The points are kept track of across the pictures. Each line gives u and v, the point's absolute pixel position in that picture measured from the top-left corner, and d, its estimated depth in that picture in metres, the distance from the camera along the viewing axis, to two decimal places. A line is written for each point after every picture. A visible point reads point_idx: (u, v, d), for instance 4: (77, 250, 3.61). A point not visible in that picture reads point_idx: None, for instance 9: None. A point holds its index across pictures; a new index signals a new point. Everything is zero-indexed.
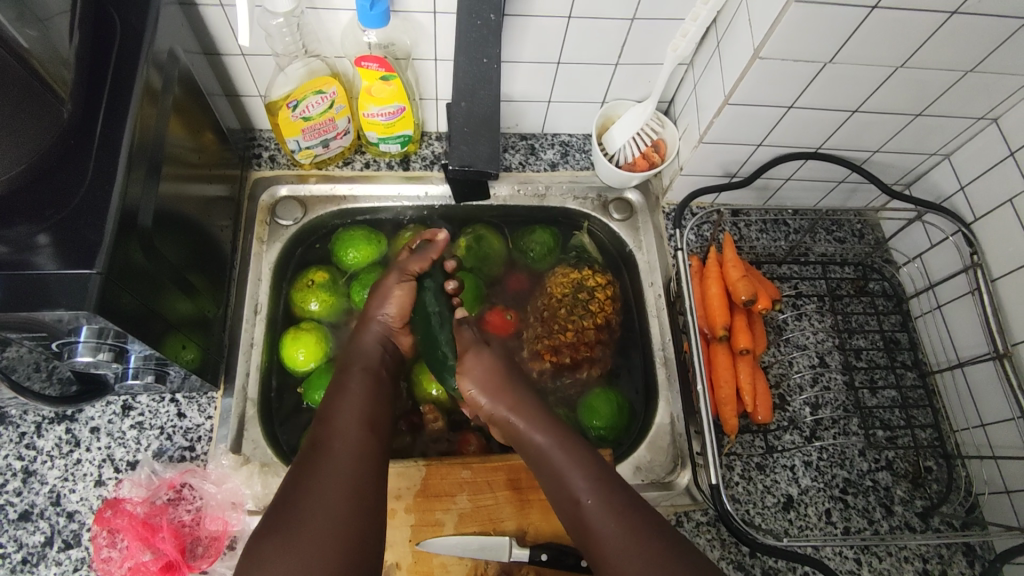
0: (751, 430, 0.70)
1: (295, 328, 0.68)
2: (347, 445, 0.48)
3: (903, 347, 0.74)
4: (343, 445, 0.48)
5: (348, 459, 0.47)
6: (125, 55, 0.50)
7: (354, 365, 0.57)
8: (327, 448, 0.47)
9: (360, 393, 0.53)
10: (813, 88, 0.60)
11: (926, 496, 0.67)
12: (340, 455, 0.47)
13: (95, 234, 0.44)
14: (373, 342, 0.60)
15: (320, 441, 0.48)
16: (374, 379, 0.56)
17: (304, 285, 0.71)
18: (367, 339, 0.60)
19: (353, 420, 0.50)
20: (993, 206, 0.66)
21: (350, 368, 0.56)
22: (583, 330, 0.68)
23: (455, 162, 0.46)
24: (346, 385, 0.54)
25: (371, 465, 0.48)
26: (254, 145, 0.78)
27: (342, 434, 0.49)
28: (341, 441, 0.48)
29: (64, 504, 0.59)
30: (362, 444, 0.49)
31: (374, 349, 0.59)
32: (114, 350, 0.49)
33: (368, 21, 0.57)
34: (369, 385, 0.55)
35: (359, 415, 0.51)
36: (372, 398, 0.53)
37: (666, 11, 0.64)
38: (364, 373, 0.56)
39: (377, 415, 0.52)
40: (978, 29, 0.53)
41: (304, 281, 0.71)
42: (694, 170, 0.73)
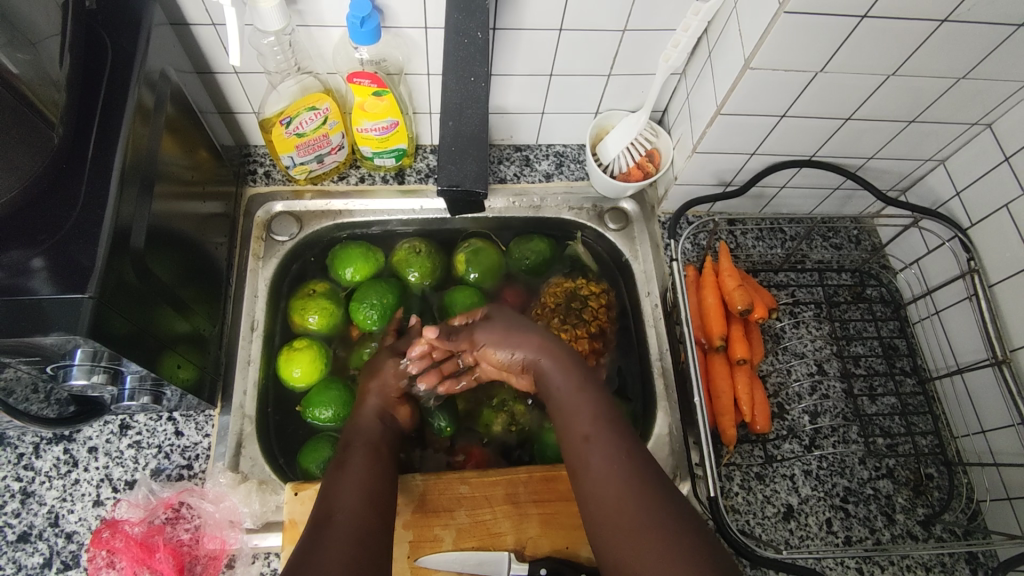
0: (750, 440, 0.69)
1: (289, 347, 0.68)
2: (352, 525, 0.46)
3: (902, 354, 0.74)
4: (347, 526, 0.46)
5: (354, 541, 0.45)
6: (117, 77, 0.50)
7: (355, 443, 0.55)
8: (333, 529, 0.46)
9: (363, 470, 0.52)
10: (806, 97, 0.60)
11: (928, 504, 0.67)
12: (347, 538, 0.45)
13: (88, 258, 0.44)
14: (375, 418, 0.59)
15: (324, 522, 0.46)
16: (377, 456, 0.54)
17: (305, 296, 0.71)
18: (368, 414, 0.59)
19: (356, 500, 0.49)
20: (989, 211, 0.66)
21: (350, 445, 0.55)
22: (577, 339, 0.69)
23: (443, 181, 0.46)
24: (347, 462, 0.53)
25: (375, 546, 0.46)
26: (249, 162, 0.78)
27: (346, 513, 0.47)
28: (347, 523, 0.46)
29: (63, 525, 0.59)
30: (366, 526, 0.47)
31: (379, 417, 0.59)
32: (109, 372, 0.49)
33: (358, 39, 0.57)
34: (372, 462, 0.53)
35: (361, 494, 0.49)
36: (376, 475, 0.52)
37: (656, 22, 0.64)
38: (365, 450, 0.54)
39: (380, 493, 0.51)
40: (969, 36, 0.53)
41: (304, 292, 0.71)
42: (688, 179, 0.73)
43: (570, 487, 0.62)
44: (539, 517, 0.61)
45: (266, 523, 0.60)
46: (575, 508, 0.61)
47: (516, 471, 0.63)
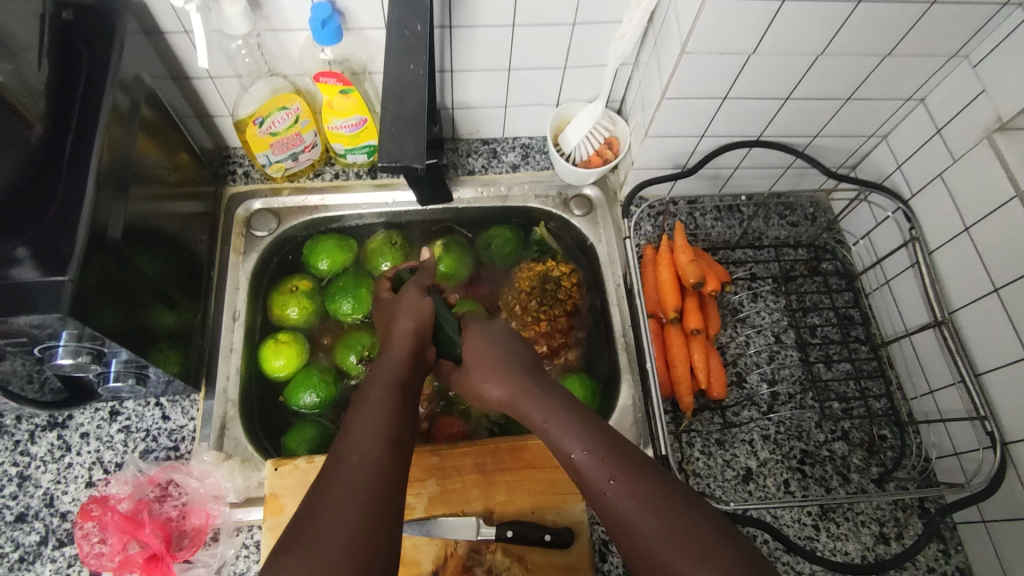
0: (709, 408, 0.73)
1: (274, 337, 0.71)
2: (368, 465, 0.42)
3: (856, 323, 0.77)
4: (363, 467, 0.42)
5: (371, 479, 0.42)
6: (92, 82, 0.54)
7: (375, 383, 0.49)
8: (344, 467, 0.42)
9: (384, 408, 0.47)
10: (743, 79, 0.64)
11: (881, 462, 0.70)
12: (361, 480, 0.41)
13: (67, 245, 0.48)
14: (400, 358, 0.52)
15: (338, 459, 0.43)
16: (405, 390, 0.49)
17: (286, 291, 0.74)
18: (392, 352, 0.53)
19: (375, 439, 0.44)
20: (926, 181, 0.69)
21: (372, 383, 0.50)
22: (555, 318, 0.74)
23: (382, 158, 0.48)
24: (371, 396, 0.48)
25: (395, 485, 0.43)
26: (229, 163, 0.82)
27: (363, 447, 0.44)
28: (358, 461, 0.43)
29: (58, 505, 0.63)
30: (384, 468, 0.43)
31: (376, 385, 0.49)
32: (93, 353, 0.53)
33: (321, 40, 0.61)
34: (396, 399, 0.48)
35: (382, 432, 0.45)
36: (396, 409, 0.47)
37: (605, 15, 0.68)
38: (391, 389, 0.49)
39: (404, 430, 0.46)
40: (886, 15, 0.57)
41: (286, 287, 0.74)
42: (645, 164, 0.77)
43: (536, 454, 0.66)
44: (506, 484, 0.64)
45: (249, 496, 0.64)
46: (540, 474, 0.65)
47: (484, 442, 0.66)
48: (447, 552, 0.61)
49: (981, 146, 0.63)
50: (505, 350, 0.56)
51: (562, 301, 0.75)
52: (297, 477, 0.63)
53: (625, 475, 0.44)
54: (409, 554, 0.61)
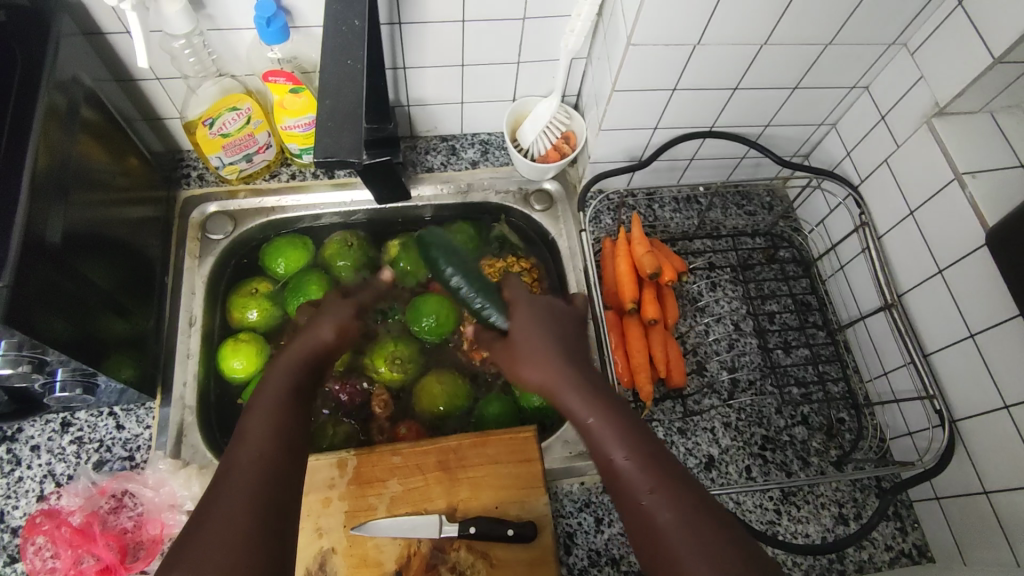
0: (671, 397, 0.73)
1: (234, 338, 0.71)
2: (255, 467, 0.45)
3: (813, 309, 0.78)
4: (248, 468, 0.44)
5: (259, 480, 0.44)
6: (27, 83, 0.53)
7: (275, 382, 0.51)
8: (233, 480, 0.44)
9: (276, 412, 0.49)
10: (691, 70, 0.65)
11: (839, 445, 0.71)
12: (247, 481, 0.44)
13: (1, 250, 0.47)
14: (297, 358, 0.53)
15: (228, 466, 0.45)
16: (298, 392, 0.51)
17: (246, 292, 0.74)
18: (290, 354, 0.53)
19: (264, 444, 0.46)
20: (873, 167, 0.71)
21: (270, 383, 0.51)
22: None
23: (317, 153, 0.48)
24: (259, 404, 0.49)
25: (282, 483, 0.45)
26: (182, 166, 0.81)
27: (256, 449, 0.46)
28: (250, 463, 0.45)
29: (7, 521, 0.61)
30: (270, 465, 0.45)
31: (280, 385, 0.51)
32: (34, 362, 0.52)
33: (267, 38, 0.60)
34: (289, 405, 0.50)
35: (269, 436, 0.47)
36: (290, 414, 0.49)
37: (553, 9, 0.68)
38: (284, 389, 0.51)
39: (295, 431, 0.48)
40: (826, 3, 0.58)
41: (247, 289, 0.74)
42: (601, 157, 0.77)
43: (499, 450, 0.66)
44: (469, 480, 0.64)
45: None
46: (503, 469, 0.65)
47: (446, 440, 0.66)
48: (410, 551, 0.61)
49: (922, 130, 0.64)
50: (556, 329, 0.53)
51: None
52: None
53: (635, 450, 0.45)
54: (371, 555, 0.60)
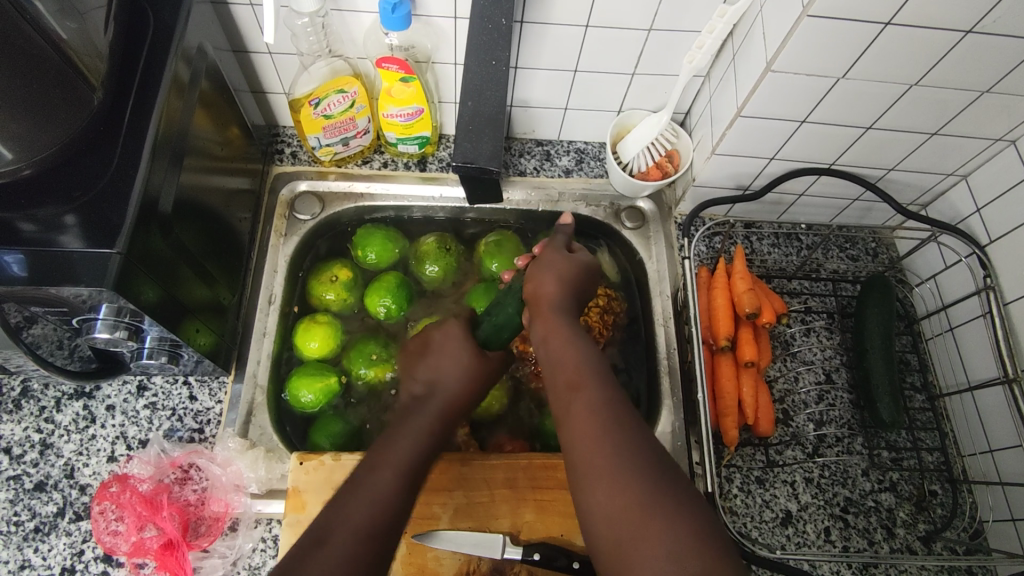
0: (752, 444, 0.70)
1: (310, 318, 0.70)
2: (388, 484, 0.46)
3: (913, 369, 0.73)
4: (382, 491, 0.45)
5: (388, 500, 0.45)
6: (156, 47, 0.53)
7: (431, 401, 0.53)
8: (363, 489, 0.45)
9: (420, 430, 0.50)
10: (826, 104, 0.60)
11: (929, 520, 0.66)
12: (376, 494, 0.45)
13: (117, 217, 0.47)
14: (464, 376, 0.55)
15: (370, 467, 0.47)
16: (435, 421, 0.52)
17: (326, 278, 0.72)
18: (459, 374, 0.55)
19: (401, 467, 0.47)
20: (1008, 229, 0.66)
21: (428, 400, 0.53)
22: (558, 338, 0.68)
23: (458, 158, 0.53)
24: (407, 425, 0.50)
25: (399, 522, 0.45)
26: (277, 141, 0.80)
27: (391, 472, 0.46)
28: (386, 476, 0.46)
29: (77, 478, 0.62)
30: (402, 489, 0.46)
31: (456, 394, 0.54)
32: (130, 329, 0.51)
33: (389, 24, 0.58)
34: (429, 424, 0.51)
35: (409, 460, 0.48)
36: (425, 446, 0.50)
37: (683, 22, 0.65)
38: (437, 411, 0.52)
39: (426, 460, 0.49)
40: (993, 50, 0.53)
41: (326, 275, 0.72)
42: (705, 181, 0.74)
43: (570, 475, 0.63)
44: (536, 503, 0.62)
45: (270, 489, 0.62)
46: (573, 497, 0.62)
47: (515, 457, 0.64)
48: (469, 569, 0.59)
49: None
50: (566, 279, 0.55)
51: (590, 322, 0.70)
52: (322, 473, 0.60)
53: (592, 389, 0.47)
54: (430, 567, 0.58)
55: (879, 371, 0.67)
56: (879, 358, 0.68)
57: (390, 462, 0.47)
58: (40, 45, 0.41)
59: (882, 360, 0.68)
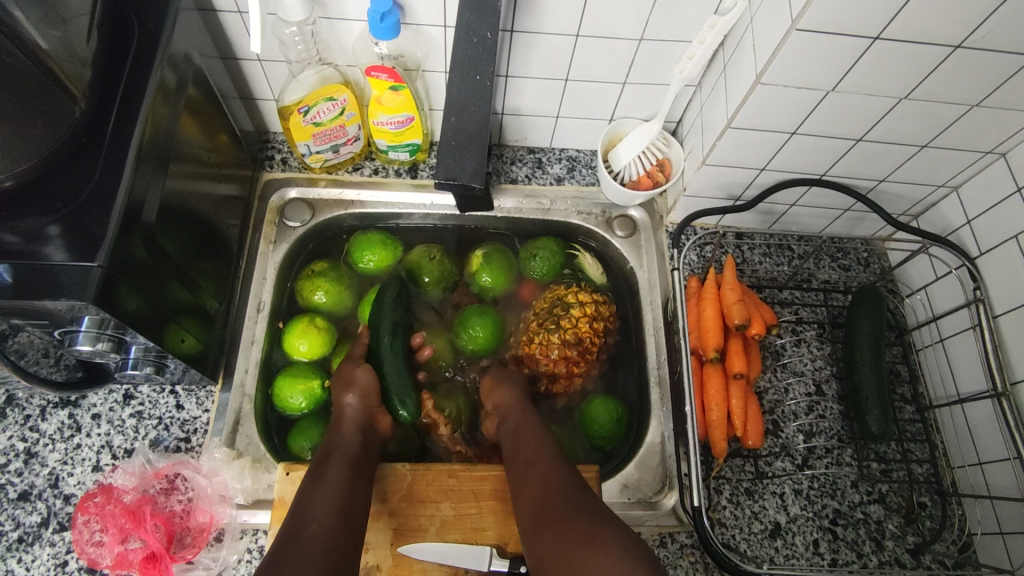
0: (742, 455, 0.69)
1: (303, 319, 0.69)
2: (324, 537, 0.46)
3: (903, 381, 0.73)
4: (319, 536, 0.46)
5: (326, 545, 0.46)
6: (141, 56, 0.53)
7: (335, 455, 0.55)
8: (300, 540, 0.45)
9: (338, 483, 0.52)
10: (816, 116, 0.60)
11: (918, 532, 0.66)
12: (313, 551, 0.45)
13: (99, 229, 0.47)
14: (352, 435, 0.58)
15: (298, 531, 0.46)
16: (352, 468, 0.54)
17: (308, 275, 0.72)
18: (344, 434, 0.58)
19: (331, 512, 0.48)
20: (998, 241, 0.65)
21: (329, 458, 0.55)
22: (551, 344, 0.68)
23: (440, 175, 0.54)
24: (327, 477, 0.52)
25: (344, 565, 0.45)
26: (267, 148, 0.80)
27: (317, 521, 0.47)
28: (317, 526, 0.47)
29: (62, 487, 0.61)
30: (339, 541, 0.47)
31: (351, 443, 0.57)
32: (114, 341, 0.51)
33: (378, 34, 0.58)
34: (349, 477, 0.53)
35: (337, 505, 0.49)
36: (348, 492, 0.51)
37: (673, 32, 0.65)
38: (343, 465, 0.54)
39: (354, 504, 0.51)
40: (981, 65, 0.53)
41: (310, 274, 0.72)
42: (697, 191, 0.74)
43: None
44: None
45: (256, 499, 0.62)
46: None
47: (504, 468, 0.64)
48: None
49: None
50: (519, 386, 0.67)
51: (579, 332, 0.69)
52: None
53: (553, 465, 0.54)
54: None
55: (860, 373, 0.68)
56: (868, 360, 0.68)
57: (317, 513, 0.48)
58: (19, 57, 0.40)
59: (870, 363, 0.68)
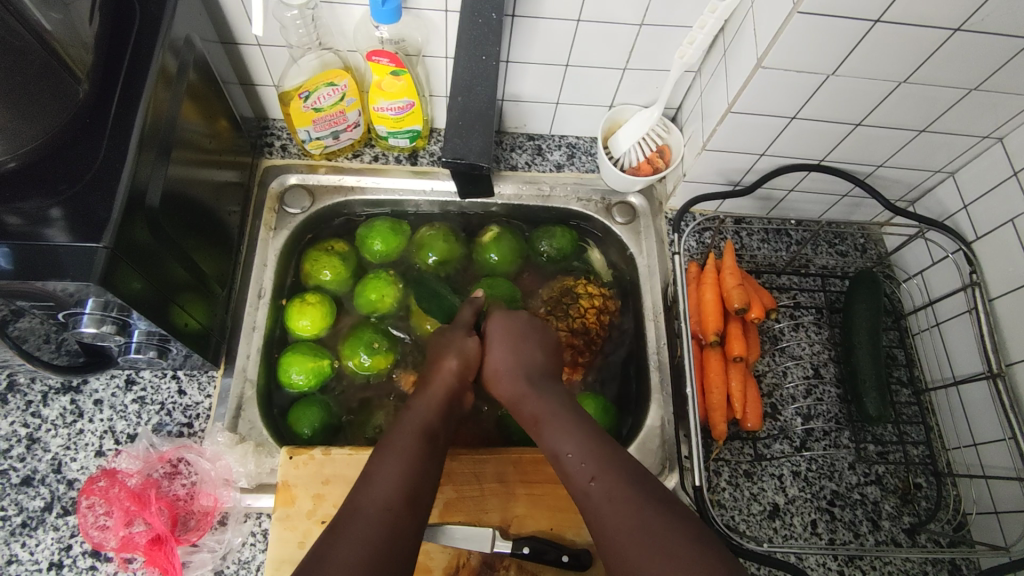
0: (741, 438, 0.70)
1: (300, 298, 0.69)
2: (387, 517, 0.44)
3: (899, 364, 0.74)
4: (378, 516, 0.44)
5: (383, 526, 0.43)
6: (142, 39, 0.53)
7: (405, 425, 0.52)
8: (358, 518, 0.43)
9: (410, 454, 0.48)
10: (816, 100, 0.61)
11: (914, 512, 0.67)
12: (372, 531, 0.43)
13: (103, 211, 0.47)
14: (432, 404, 0.54)
15: (359, 506, 0.44)
16: (426, 441, 0.51)
17: (321, 251, 0.72)
18: (425, 400, 0.54)
19: (395, 489, 0.46)
20: (994, 225, 0.66)
21: (400, 428, 0.51)
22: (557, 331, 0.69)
23: (448, 153, 0.53)
24: (395, 445, 0.49)
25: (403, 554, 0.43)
26: (266, 134, 0.80)
27: (382, 499, 0.45)
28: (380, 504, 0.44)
29: (65, 472, 0.62)
30: (401, 522, 0.44)
31: (431, 408, 0.54)
32: (117, 324, 0.51)
33: (380, 17, 0.58)
34: (420, 449, 0.49)
35: (401, 484, 0.46)
36: (414, 466, 0.48)
37: (674, 18, 0.65)
38: (417, 437, 0.50)
39: (424, 483, 0.47)
40: (980, 48, 0.53)
41: (323, 252, 0.72)
42: (696, 176, 0.74)
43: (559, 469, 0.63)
44: (526, 497, 0.62)
45: (260, 483, 0.62)
46: (563, 491, 0.62)
47: (506, 450, 0.64)
48: (459, 562, 0.59)
49: None
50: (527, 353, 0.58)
51: (587, 322, 0.71)
52: (311, 468, 0.60)
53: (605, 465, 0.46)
54: (419, 561, 0.58)
55: (864, 339, 0.69)
56: (865, 331, 0.69)
57: (382, 488, 0.46)
58: (27, 40, 0.41)
59: (868, 330, 0.69)
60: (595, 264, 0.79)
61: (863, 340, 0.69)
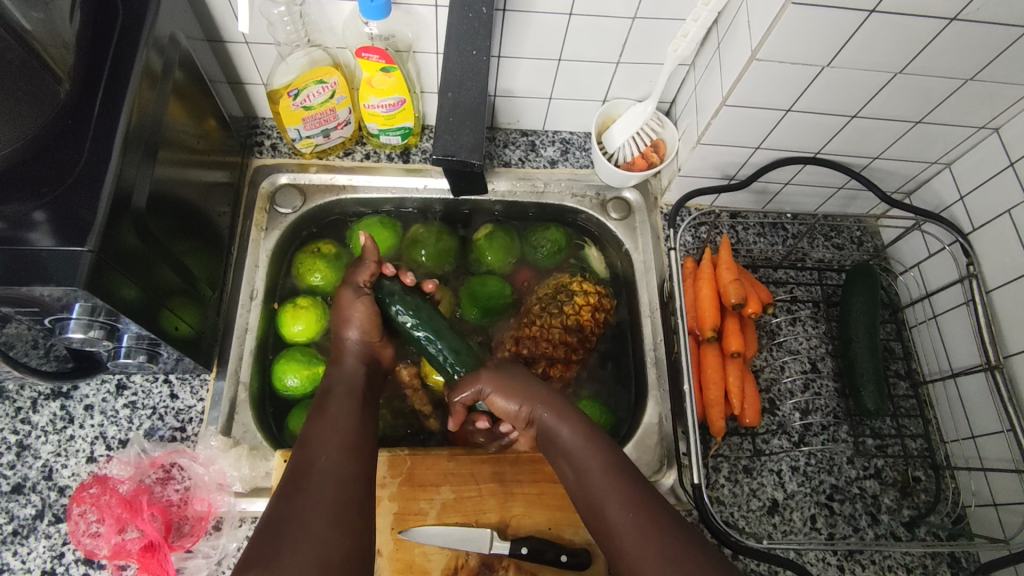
0: (739, 433, 0.70)
1: (294, 302, 0.69)
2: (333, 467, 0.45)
3: (896, 357, 0.73)
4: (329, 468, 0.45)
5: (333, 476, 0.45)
6: (126, 38, 0.52)
7: (335, 391, 0.56)
8: (310, 473, 0.44)
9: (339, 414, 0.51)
10: (812, 92, 0.60)
11: (913, 506, 0.67)
12: (326, 480, 0.44)
13: (87, 213, 0.46)
14: (354, 370, 0.59)
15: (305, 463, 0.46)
16: (355, 403, 0.54)
17: (309, 254, 0.71)
18: (342, 369, 0.59)
19: (331, 442, 0.48)
20: (991, 217, 0.66)
21: (329, 395, 0.55)
22: (550, 329, 0.68)
23: (438, 150, 0.53)
24: (328, 411, 0.52)
25: (358, 500, 0.44)
26: (256, 134, 0.79)
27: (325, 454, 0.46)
28: (321, 457, 0.46)
29: (56, 479, 0.61)
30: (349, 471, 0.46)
31: (350, 375, 0.58)
32: (106, 328, 0.50)
33: (369, 13, 0.57)
34: (348, 409, 0.53)
35: (338, 437, 0.49)
36: (346, 426, 0.50)
37: (667, 10, 0.64)
38: (346, 400, 0.54)
39: (359, 439, 0.50)
40: (976, 38, 0.53)
41: (314, 254, 0.71)
42: (691, 171, 0.73)
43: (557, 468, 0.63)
44: (524, 497, 0.61)
45: (255, 487, 0.61)
46: (561, 490, 0.62)
47: (503, 450, 0.64)
48: (457, 564, 0.58)
49: None
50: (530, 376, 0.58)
51: (582, 321, 0.69)
52: None
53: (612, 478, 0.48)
54: (417, 563, 0.58)
55: (857, 325, 0.69)
56: (863, 318, 0.69)
57: (319, 444, 0.47)
58: (7, 41, 0.40)
59: (864, 316, 0.69)
60: (591, 260, 0.79)
61: (861, 329, 0.69)
